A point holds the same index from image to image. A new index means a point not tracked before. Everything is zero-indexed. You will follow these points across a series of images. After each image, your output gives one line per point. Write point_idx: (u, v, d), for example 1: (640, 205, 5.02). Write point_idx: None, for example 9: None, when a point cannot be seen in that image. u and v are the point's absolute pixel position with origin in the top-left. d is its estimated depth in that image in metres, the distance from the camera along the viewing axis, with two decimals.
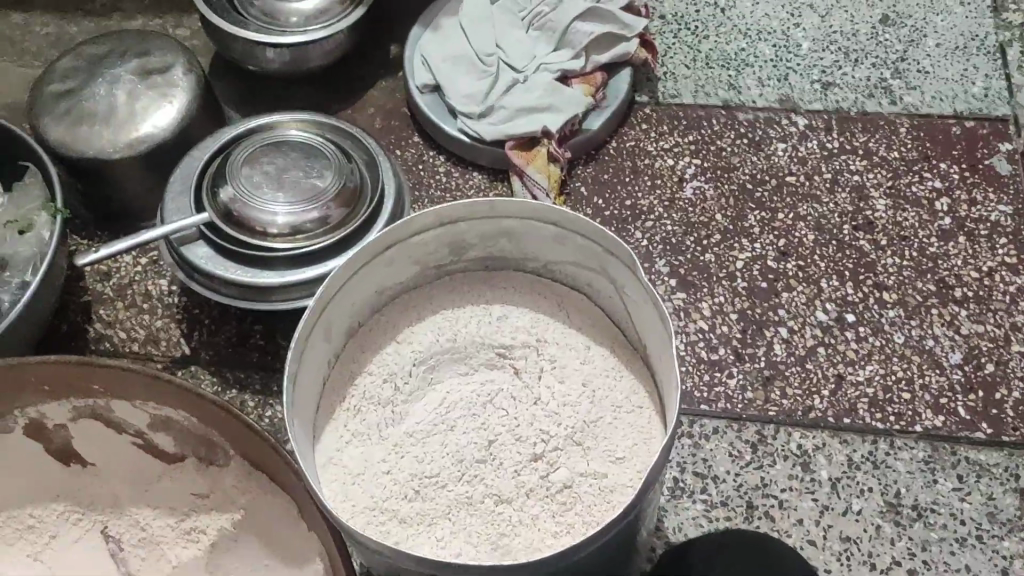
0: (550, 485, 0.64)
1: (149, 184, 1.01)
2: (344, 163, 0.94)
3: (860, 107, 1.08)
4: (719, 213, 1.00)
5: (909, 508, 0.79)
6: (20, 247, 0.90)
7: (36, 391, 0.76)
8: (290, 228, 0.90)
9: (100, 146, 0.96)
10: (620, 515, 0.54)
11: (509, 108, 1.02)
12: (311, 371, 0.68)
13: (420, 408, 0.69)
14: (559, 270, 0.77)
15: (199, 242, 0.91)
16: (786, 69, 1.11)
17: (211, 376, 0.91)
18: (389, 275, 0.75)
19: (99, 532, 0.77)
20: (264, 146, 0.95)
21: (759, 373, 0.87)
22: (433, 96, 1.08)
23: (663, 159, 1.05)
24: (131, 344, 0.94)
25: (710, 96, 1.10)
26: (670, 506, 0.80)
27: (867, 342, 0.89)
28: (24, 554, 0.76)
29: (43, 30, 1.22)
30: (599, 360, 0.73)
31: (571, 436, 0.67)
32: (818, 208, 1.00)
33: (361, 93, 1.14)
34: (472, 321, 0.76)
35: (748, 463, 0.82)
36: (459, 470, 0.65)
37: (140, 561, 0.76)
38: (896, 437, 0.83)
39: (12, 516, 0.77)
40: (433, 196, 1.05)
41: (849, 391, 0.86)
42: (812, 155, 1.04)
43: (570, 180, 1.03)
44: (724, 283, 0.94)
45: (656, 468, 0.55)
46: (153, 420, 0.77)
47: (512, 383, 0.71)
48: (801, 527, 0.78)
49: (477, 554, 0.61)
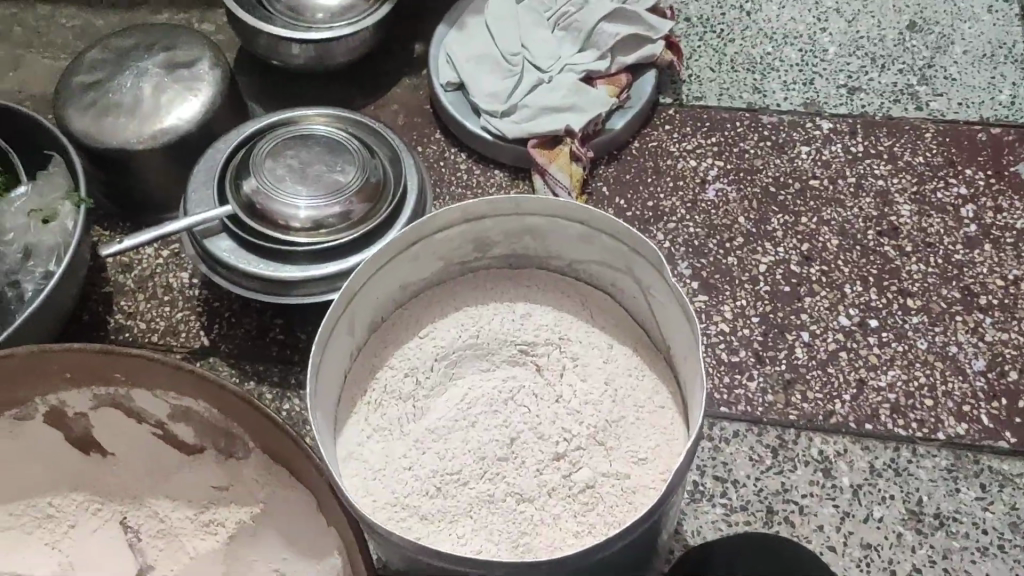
0: (572, 484, 0.64)
1: (172, 176, 1.01)
2: (368, 159, 0.94)
3: (886, 112, 1.07)
4: (742, 216, 0.99)
5: (931, 516, 0.79)
6: (44, 236, 0.90)
7: (58, 379, 0.76)
8: (313, 223, 0.90)
9: (125, 138, 0.97)
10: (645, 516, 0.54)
11: (533, 107, 1.02)
12: (334, 365, 0.68)
13: (441, 404, 0.69)
14: (583, 269, 0.77)
15: (222, 235, 0.91)
16: (811, 73, 1.11)
17: (231, 369, 0.91)
18: (413, 270, 0.75)
19: (118, 522, 0.77)
20: (289, 141, 0.95)
21: (779, 377, 0.87)
22: (457, 93, 1.08)
23: (686, 160, 1.04)
24: (152, 336, 0.94)
25: (734, 98, 1.09)
26: (690, 509, 0.80)
27: (890, 348, 0.89)
28: (42, 542, 0.76)
29: (69, 23, 1.22)
30: (622, 360, 0.73)
31: (593, 436, 0.66)
32: (842, 213, 0.99)
33: (384, 90, 1.15)
34: (495, 319, 0.76)
35: (768, 468, 0.81)
36: (480, 467, 0.65)
37: (159, 553, 0.76)
38: (918, 444, 0.83)
39: (32, 504, 0.78)
40: (454, 193, 1.05)
41: (871, 396, 0.86)
42: (837, 159, 1.03)
43: (592, 180, 1.03)
44: (746, 287, 0.93)
45: (681, 470, 0.55)
46: (173, 411, 0.77)
47: (535, 381, 0.71)
48: (822, 533, 0.78)
49: (498, 552, 0.61)
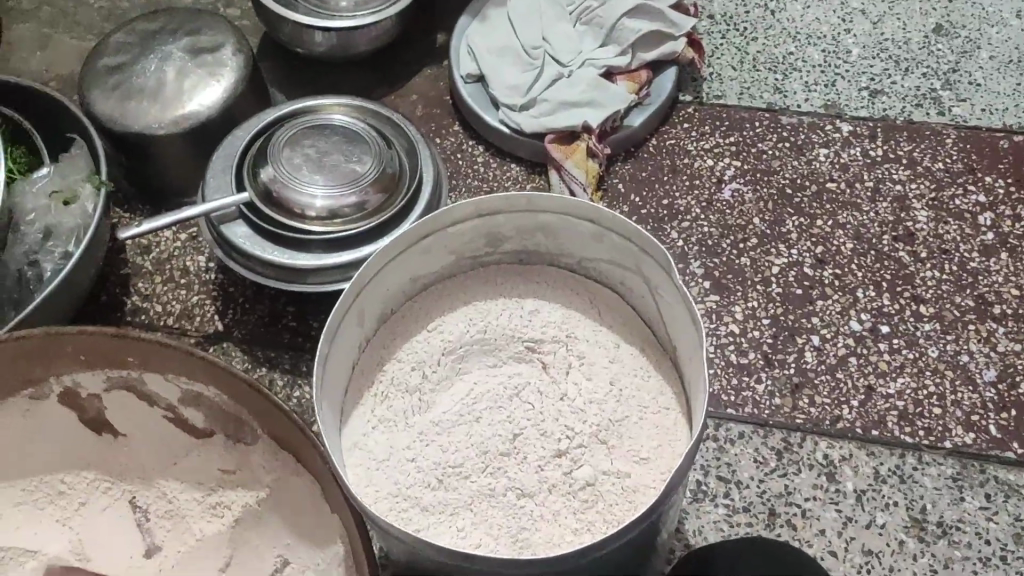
0: (573, 481, 0.64)
1: (192, 161, 1.02)
2: (384, 150, 0.95)
3: (907, 116, 1.06)
4: (757, 217, 0.99)
5: (934, 524, 0.79)
6: (64, 218, 0.92)
7: (74, 360, 0.77)
8: (329, 212, 0.91)
9: (147, 122, 0.98)
10: (643, 515, 0.54)
11: (551, 101, 1.02)
12: (342, 355, 0.69)
13: (447, 398, 0.70)
14: (593, 267, 0.77)
15: (239, 221, 0.92)
16: (833, 74, 1.10)
17: (243, 355, 0.92)
18: (424, 263, 0.75)
19: (128, 502, 0.79)
20: (307, 129, 0.96)
21: (787, 380, 0.87)
22: (477, 86, 1.09)
23: (703, 159, 1.04)
24: (167, 318, 0.95)
25: (755, 98, 1.09)
26: (692, 509, 0.80)
27: (901, 355, 0.88)
28: (53, 519, 0.78)
29: (96, 4, 1.24)
30: (628, 360, 0.73)
31: (596, 435, 0.67)
32: (858, 217, 0.99)
33: (405, 80, 1.15)
34: (504, 314, 0.76)
35: (772, 470, 0.82)
36: (482, 462, 0.66)
37: (166, 533, 0.77)
38: (924, 452, 0.83)
39: (45, 481, 0.79)
40: (470, 186, 1.05)
41: (879, 403, 0.86)
42: (855, 162, 1.03)
43: (607, 176, 1.03)
44: (758, 288, 0.93)
45: (680, 471, 0.55)
46: (185, 395, 0.78)
47: (540, 378, 0.71)
48: (823, 537, 0.78)
49: (495, 545, 0.62)
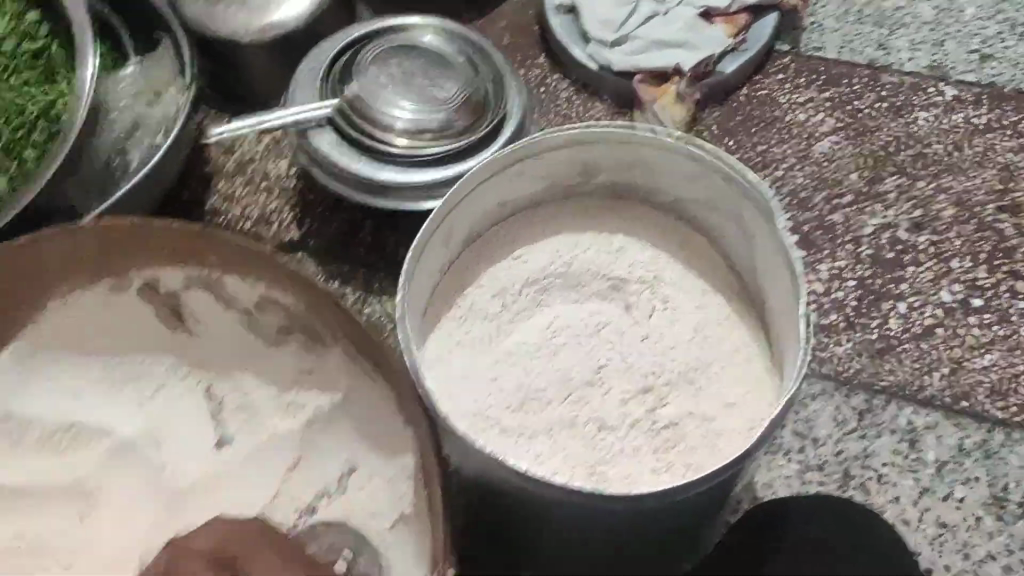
0: (657, 419, 0.64)
1: (276, 71, 1.01)
2: (476, 76, 0.93)
3: (1019, 85, 1.02)
4: (853, 174, 0.96)
5: (1017, 504, 0.78)
6: (152, 111, 0.92)
7: (162, 245, 0.79)
8: (416, 132, 0.89)
9: (235, 27, 0.97)
10: (736, 461, 0.54)
11: (644, 39, 0.99)
12: (425, 277, 0.67)
13: (525, 330, 0.68)
14: (685, 209, 0.74)
15: (325, 131, 0.90)
16: (943, 34, 1.05)
17: (318, 266, 0.92)
18: (514, 189, 0.72)
19: (202, 392, 0.82)
20: (400, 46, 0.94)
21: (870, 345, 0.85)
22: (568, 18, 1.05)
23: (795, 113, 1.00)
24: (244, 223, 0.95)
25: (858, 53, 1.04)
26: (765, 461, 0.80)
27: (993, 330, 0.86)
28: (132, 402, 0.82)
29: None
30: (714, 308, 0.71)
31: (685, 374, 0.66)
32: (962, 181, 0.95)
33: (495, 5, 1.12)
34: (588, 249, 0.73)
35: (851, 431, 0.81)
36: (565, 390, 0.65)
37: (239, 428, 0.80)
38: (1015, 428, 0.81)
39: (127, 360, 0.83)
40: (554, 120, 1.02)
41: (965, 377, 0.84)
42: (958, 129, 0.99)
43: (698, 121, 1.00)
44: (848, 247, 0.91)
45: (777, 417, 0.55)
46: (263, 296, 0.79)
47: (621, 318, 0.69)
48: (897, 504, 0.78)
49: (572, 476, 0.61)
